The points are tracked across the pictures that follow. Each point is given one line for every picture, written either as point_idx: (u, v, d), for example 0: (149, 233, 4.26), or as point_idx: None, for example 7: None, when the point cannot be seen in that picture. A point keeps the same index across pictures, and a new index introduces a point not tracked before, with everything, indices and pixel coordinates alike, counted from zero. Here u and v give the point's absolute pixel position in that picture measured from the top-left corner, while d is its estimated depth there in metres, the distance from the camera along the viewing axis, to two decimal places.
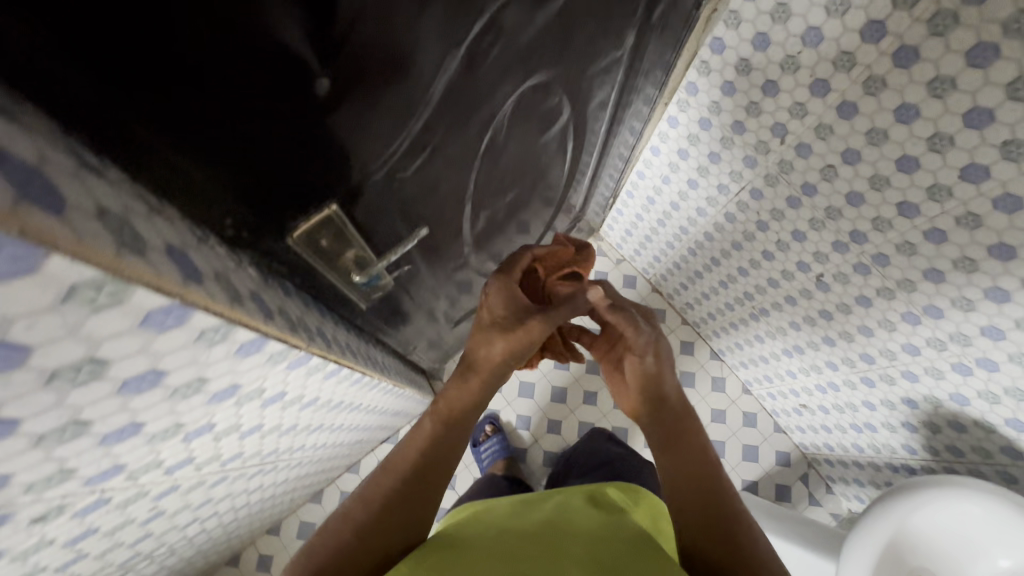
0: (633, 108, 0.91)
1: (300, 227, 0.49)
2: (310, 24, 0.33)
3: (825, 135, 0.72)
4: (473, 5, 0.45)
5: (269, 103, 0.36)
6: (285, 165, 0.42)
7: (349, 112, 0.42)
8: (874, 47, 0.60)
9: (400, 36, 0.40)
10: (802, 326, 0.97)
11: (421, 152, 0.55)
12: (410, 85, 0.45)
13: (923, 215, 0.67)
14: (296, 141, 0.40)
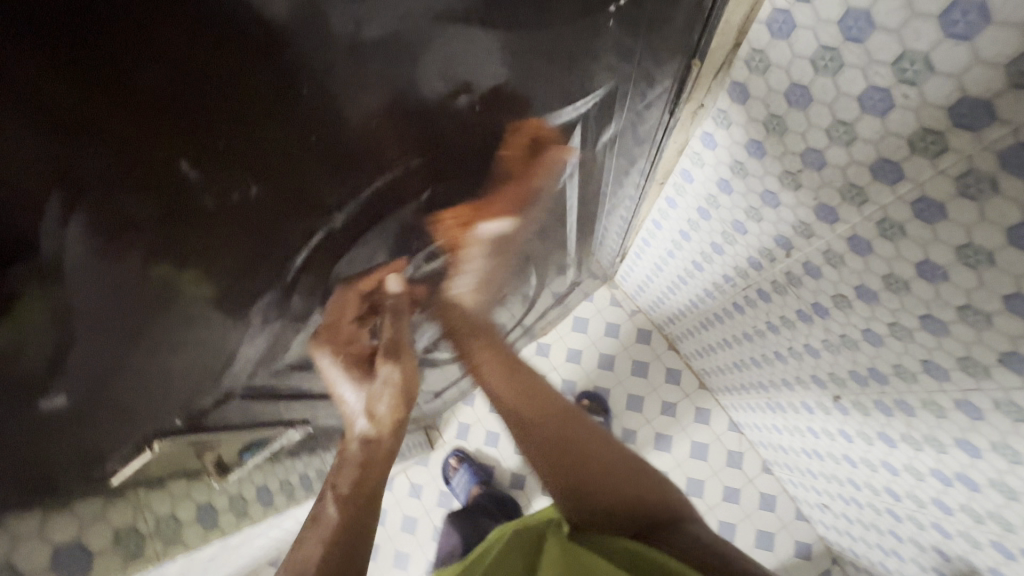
0: (626, 190, 0.83)
1: (118, 470, 0.43)
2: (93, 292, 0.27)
3: (836, 264, 0.62)
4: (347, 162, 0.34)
5: (111, 370, 0.33)
6: (166, 400, 0.40)
7: (202, 316, 0.36)
8: (887, 189, 0.49)
9: (232, 206, 0.29)
10: (822, 435, 0.94)
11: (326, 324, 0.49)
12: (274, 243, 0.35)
13: (953, 382, 0.57)
14: (157, 380, 0.37)
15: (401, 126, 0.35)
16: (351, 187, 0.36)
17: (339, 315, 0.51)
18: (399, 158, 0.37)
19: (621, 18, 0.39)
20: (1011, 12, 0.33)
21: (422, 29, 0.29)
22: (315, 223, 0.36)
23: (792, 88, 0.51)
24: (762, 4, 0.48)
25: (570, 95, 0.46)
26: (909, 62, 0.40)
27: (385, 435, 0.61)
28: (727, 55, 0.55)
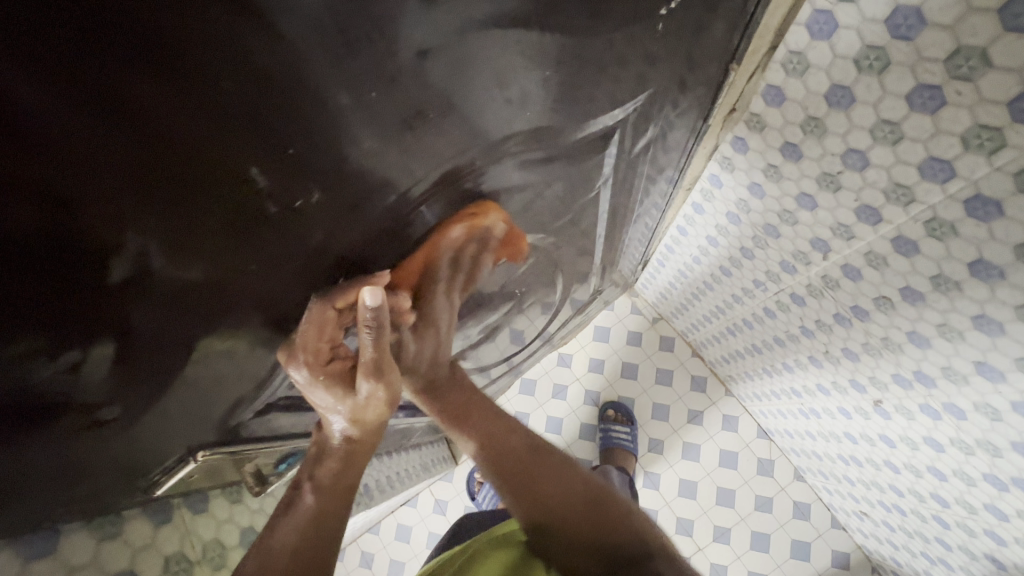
0: (653, 198, 0.83)
1: (161, 484, 0.43)
2: (161, 302, 0.27)
3: (879, 265, 0.61)
4: (406, 177, 0.33)
5: (166, 382, 0.33)
6: (213, 412, 0.40)
7: (254, 328, 0.35)
8: (936, 188, 0.48)
9: (304, 221, 0.29)
10: (861, 440, 0.91)
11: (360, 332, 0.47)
12: (331, 258, 0.35)
13: (1009, 383, 0.56)
14: (206, 392, 0.37)
15: (461, 131, 0.33)
16: (405, 195, 0.35)
17: (317, 324, 0.39)
18: (448, 170, 0.37)
19: (667, 26, 0.39)
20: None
21: (495, 34, 0.28)
22: (366, 229, 0.35)
23: (833, 89, 0.50)
24: (801, 6, 0.48)
25: (612, 104, 0.45)
26: (964, 58, 0.39)
27: (354, 462, 0.47)
28: (762, 59, 0.54)
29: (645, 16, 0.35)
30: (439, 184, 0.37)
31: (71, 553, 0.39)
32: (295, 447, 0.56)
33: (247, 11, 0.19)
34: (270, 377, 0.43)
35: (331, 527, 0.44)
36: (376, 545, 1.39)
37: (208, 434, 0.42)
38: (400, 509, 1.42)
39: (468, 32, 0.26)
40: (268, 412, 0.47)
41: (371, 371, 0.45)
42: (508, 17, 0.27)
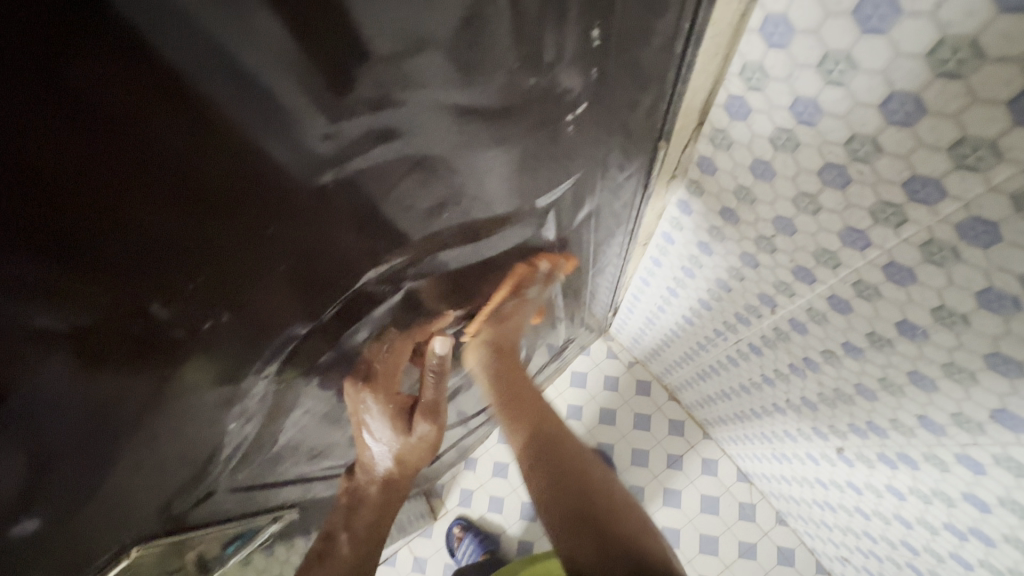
0: (611, 253, 0.85)
1: None
2: (82, 419, 0.28)
3: (820, 321, 0.63)
4: (331, 280, 0.36)
5: (106, 482, 0.33)
6: (158, 497, 0.40)
7: (186, 418, 0.36)
8: (858, 255, 0.50)
9: (211, 333, 0.31)
10: (830, 486, 0.92)
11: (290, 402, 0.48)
12: (260, 347, 0.37)
13: (949, 437, 0.58)
14: (148, 481, 0.38)
15: (373, 238, 0.35)
16: (328, 295, 0.37)
17: (397, 361, 0.61)
18: (373, 267, 0.39)
19: (580, 120, 0.42)
20: (944, 105, 0.34)
21: (391, 161, 0.30)
22: (287, 328, 0.37)
23: (755, 163, 0.53)
24: (718, 89, 0.50)
25: (540, 185, 0.47)
26: (860, 143, 0.41)
27: (402, 480, 0.68)
28: (690, 133, 0.57)
29: (551, 118, 0.38)
30: (362, 280, 0.39)
31: None
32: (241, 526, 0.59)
33: (137, 188, 0.20)
34: (206, 464, 0.43)
35: (396, 503, 0.67)
36: None
37: (141, 528, 0.41)
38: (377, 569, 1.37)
39: (361, 167, 0.28)
40: (210, 495, 0.48)
41: (425, 416, 0.69)
42: (405, 147, 0.29)
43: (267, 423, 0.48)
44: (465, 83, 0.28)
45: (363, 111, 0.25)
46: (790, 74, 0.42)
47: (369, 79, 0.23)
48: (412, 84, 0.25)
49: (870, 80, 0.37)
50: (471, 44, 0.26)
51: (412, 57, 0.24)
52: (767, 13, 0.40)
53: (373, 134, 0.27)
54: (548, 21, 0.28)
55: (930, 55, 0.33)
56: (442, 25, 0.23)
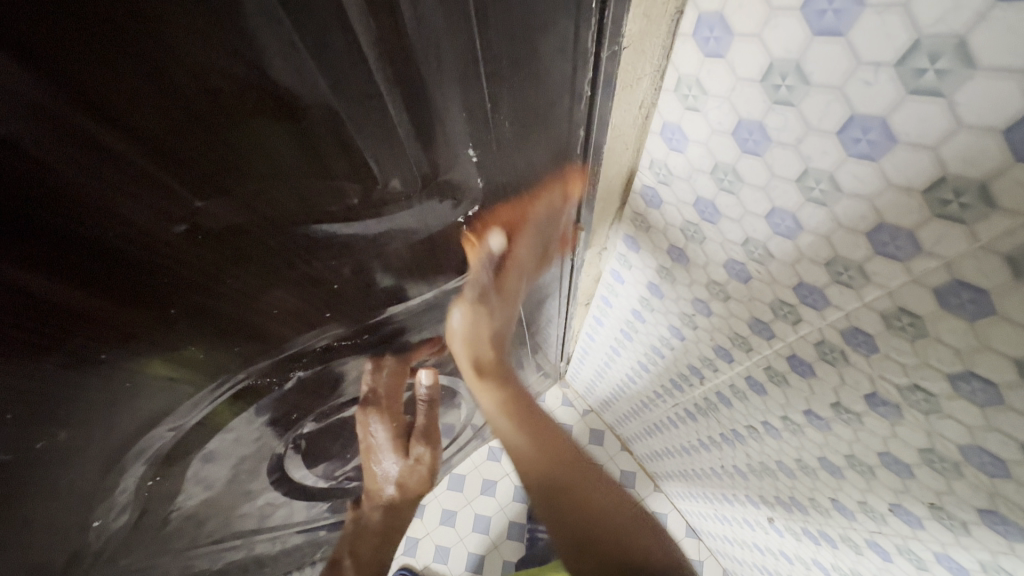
0: (556, 308, 0.83)
1: None
2: None
3: (758, 392, 0.59)
4: (247, 321, 0.31)
5: None
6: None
7: (67, 478, 0.30)
8: (765, 343, 0.52)
9: (70, 388, 0.25)
10: (772, 554, 0.89)
11: (168, 489, 0.42)
12: (170, 387, 0.32)
13: (859, 522, 0.57)
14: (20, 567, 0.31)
15: (256, 341, 0.34)
16: (203, 395, 0.35)
17: (398, 389, 0.61)
18: (253, 366, 0.36)
19: (478, 217, 0.41)
20: (816, 226, 0.36)
21: (265, 279, 0.29)
22: (154, 431, 0.34)
23: (672, 248, 0.55)
24: (633, 178, 0.52)
25: (459, 269, 0.47)
26: (754, 246, 0.43)
27: (405, 508, 0.70)
28: (615, 212, 0.58)
29: (447, 220, 0.38)
30: (247, 377, 0.37)
31: None
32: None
33: None
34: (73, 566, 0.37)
35: (398, 529, 0.69)
36: None
37: None
38: None
39: (229, 285, 0.28)
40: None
41: (420, 438, 0.72)
42: (276, 264, 0.29)
43: (149, 513, 0.42)
44: (318, 208, 0.27)
45: (223, 237, 0.25)
46: (689, 177, 0.44)
47: (222, 214, 0.23)
48: (275, 213, 0.25)
49: (754, 193, 0.39)
50: (328, 180, 0.26)
51: (266, 192, 0.24)
52: (665, 120, 0.42)
53: (240, 257, 0.26)
54: (420, 149, 0.29)
55: (799, 182, 0.34)
56: (292, 166, 0.24)
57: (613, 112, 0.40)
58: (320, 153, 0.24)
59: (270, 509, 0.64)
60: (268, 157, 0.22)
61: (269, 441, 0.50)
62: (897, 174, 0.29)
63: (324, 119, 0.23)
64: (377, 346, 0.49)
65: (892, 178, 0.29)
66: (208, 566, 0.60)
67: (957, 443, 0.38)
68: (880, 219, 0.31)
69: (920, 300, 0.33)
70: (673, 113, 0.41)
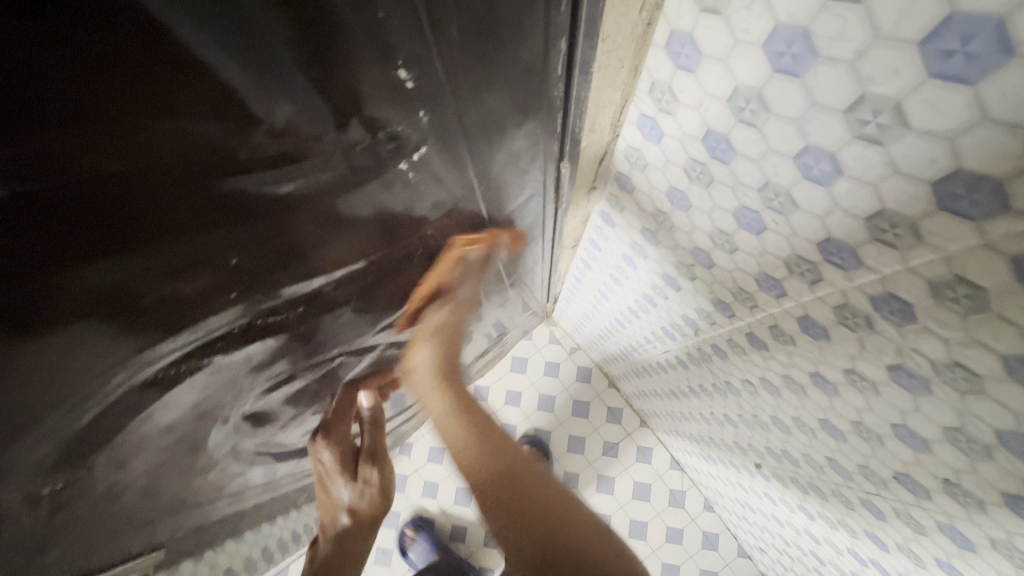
0: (541, 252, 0.75)
1: None
2: None
3: (760, 349, 0.54)
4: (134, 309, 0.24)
5: None
6: None
7: None
8: (773, 301, 0.46)
9: None
10: (753, 491, 0.90)
11: (85, 487, 0.36)
12: (43, 391, 0.25)
13: (855, 482, 0.54)
14: None
15: (158, 329, 0.27)
16: (83, 397, 0.27)
17: (345, 409, 0.69)
18: (146, 356, 0.28)
19: (430, 162, 0.32)
20: (862, 171, 0.28)
21: (160, 259, 0.22)
22: (25, 445, 0.27)
23: (671, 190, 0.46)
24: (629, 106, 0.43)
25: (416, 220, 0.39)
26: (773, 193, 0.35)
27: (359, 530, 0.71)
28: (606, 147, 0.49)
29: (389, 168, 0.29)
30: (156, 367, 0.30)
31: None
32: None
33: None
34: None
35: (354, 553, 0.71)
36: None
37: None
38: None
39: (106, 272, 0.21)
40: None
41: (367, 462, 0.73)
42: (167, 241, 0.22)
43: (66, 511, 0.36)
44: (196, 165, 0.19)
45: (68, 219, 0.18)
46: (700, 103, 0.35)
47: (70, 201, 0.17)
48: (134, 182, 0.18)
49: (783, 126, 0.30)
50: (193, 126, 0.18)
51: (104, 152, 0.16)
52: (673, 28, 0.33)
53: (107, 239, 0.20)
54: (325, 73, 0.20)
55: (849, 113, 0.26)
56: (122, 111, 0.16)
57: (605, 16, 0.30)
58: (179, 103, 0.17)
59: (235, 475, 0.60)
60: (75, 105, 0.14)
61: (211, 419, 0.43)
62: (998, 102, 0.20)
63: (148, 38, 0.14)
64: (330, 313, 0.42)
65: (988, 111, 0.21)
66: (170, 533, 0.57)
67: (994, 426, 0.33)
68: (958, 165, 0.24)
69: (989, 269, 0.26)
70: (684, 17, 0.31)
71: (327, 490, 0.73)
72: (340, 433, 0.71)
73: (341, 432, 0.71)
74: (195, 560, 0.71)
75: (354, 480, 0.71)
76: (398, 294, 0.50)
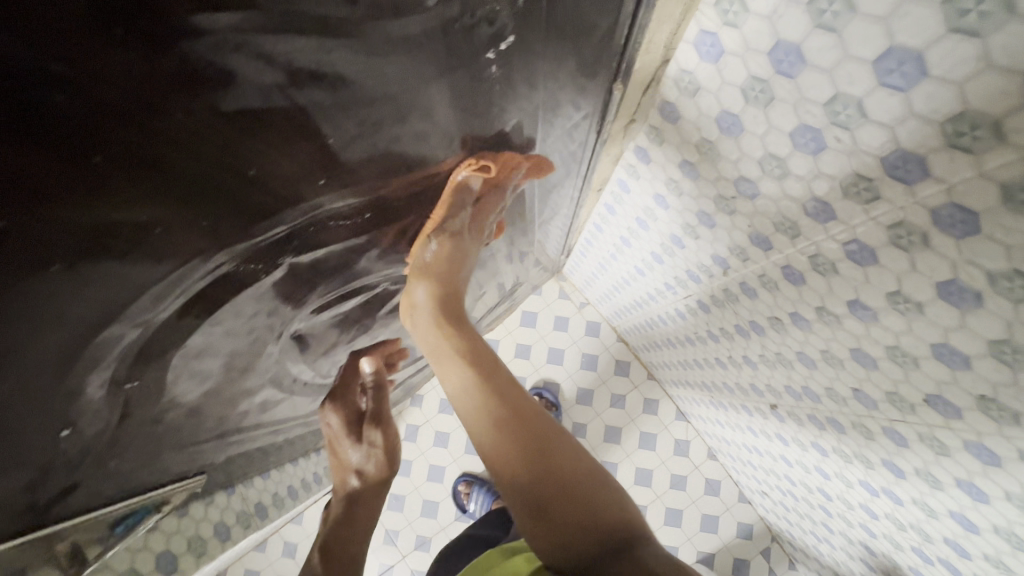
0: (568, 194, 0.74)
1: None
2: None
3: (796, 281, 0.55)
4: (246, 188, 0.25)
5: None
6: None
7: (29, 367, 0.25)
8: (819, 227, 0.46)
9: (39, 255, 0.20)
10: (762, 434, 0.93)
11: (154, 391, 0.36)
12: (151, 268, 0.25)
13: (880, 411, 0.56)
14: None
15: (84, 282, 0.23)
16: (167, 286, 0.28)
17: (349, 374, 0.75)
18: (230, 247, 0.28)
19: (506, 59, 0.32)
20: (950, 70, 0.29)
21: (219, 151, 0.22)
22: (113, 327, 0.27)
23: (722, 115, 0.46)
24: (687, 23, 0.42)
25: (476, 131, 0.39)
26: (842, 105, 0.36)
27: (367, 492, 0.72)
28: (655, 73, 0.49)
29: (470, 51, 0.29)
30: (237, 262, 0.30)
31: None
32: (140, 504, 0.49)
33: None
34: (51, 464, 0.33)
35: (364, 514, 0.70)
36: (302, 535, 1.35)
37: None
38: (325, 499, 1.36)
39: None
40: (64, 492, 0.38)
41: (374, 424, 0.74)
42: (147, 153, 0.20)
43: (135, 415, 0.37)
44: (223, 56, 0.19)
45: (202, 57, 0.18)
46: (773, 11, 0.35)
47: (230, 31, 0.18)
48: (177, 56, 0.18)
49: (867, 27, 0.31)
50: None
51: None
52: None
53: (187, 108, 0.20)
54: None
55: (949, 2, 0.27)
56: None
57: None
58: None
59: (273, 406, 0.61)
60: None
61: (266, 336, 0.44)
62: None
63: None
64: (384, 231, 0.41)
65: None
66: (212, 458, 0.58)
67: None
68: None
69: None
70: None
71: (335, 458, 0.75)
72: (344, 397, 0.75)
73: (347, 395, 0.75)
74: (227, 492, 0.72)
75: (360, 442, 0.73)
76: (443, 219, 0.49)
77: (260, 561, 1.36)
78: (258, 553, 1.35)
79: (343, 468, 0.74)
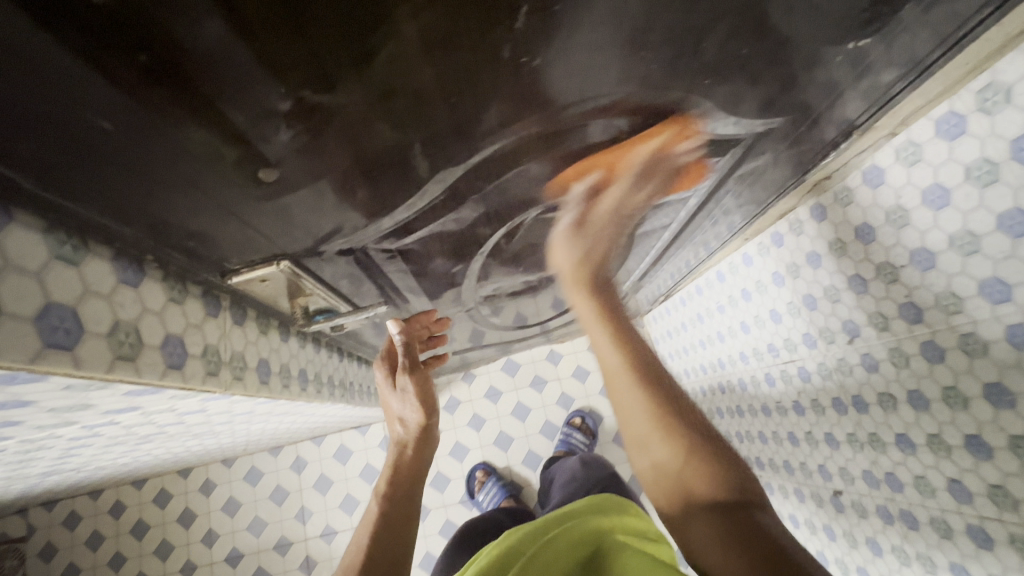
0: (717, 227, 0.83)
1: (239, 271, 0.44)
2: (472, 43, 0.27)
3: (931, 358, 0.60)
4: (682, 54, 0.33)
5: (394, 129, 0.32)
6: (376, 190, 0.38)
7: (481, 120, 0.34)
8: (987, 308, 0.52)
9: (593, 30, 0.28)
10: (805, 524, 0.95)
11: (454, 204, 0.45)
12: (585, 86, 0.34)
13: (974, 506, 0.60)
14: (397, 162, 0.35)
15: (571, 71, 0.31)
16: (573, 104, 0.36)
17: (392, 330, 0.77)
18: (628, 101, 0.38)
19: (838, 65, 0.41)
20: None
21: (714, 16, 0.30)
22: (526, 119, 0.35)
23: (933, 187, 0.54)
24: (939, 103, 0.51)
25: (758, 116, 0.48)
26: None
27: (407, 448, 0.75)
28: (880, 139, 0.58)
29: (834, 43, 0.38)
30: (596, 119, 0.39)
31: (125, 301, 0.36)
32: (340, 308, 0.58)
33: None
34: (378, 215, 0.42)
35: (406, 471, 0.73)
36: (315, 457, 1.39)
37: (287, 232, 0.40)
38: (351, 432, 1.40)
39: None
40: (339, 253, 0.46)
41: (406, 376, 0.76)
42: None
43: (427, 217, 0.46)
44: None
45: None
46: None
47: None
48: None
49: None
50: None
51: None
52: None
53: None
54: None
55: None
56: None
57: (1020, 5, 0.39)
58: None
59: (438, 292, 0.69)
60: None
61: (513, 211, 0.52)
62: None
63: None
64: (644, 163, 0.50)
65: None
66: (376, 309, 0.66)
67: None
68: None
69: None
70: None
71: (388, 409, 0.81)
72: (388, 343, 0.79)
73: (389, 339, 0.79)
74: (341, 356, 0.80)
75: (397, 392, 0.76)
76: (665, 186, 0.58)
77: (268, 464, 1.39)
78: (271, 456, 1.39)
79: (392, 416, 0.79)
